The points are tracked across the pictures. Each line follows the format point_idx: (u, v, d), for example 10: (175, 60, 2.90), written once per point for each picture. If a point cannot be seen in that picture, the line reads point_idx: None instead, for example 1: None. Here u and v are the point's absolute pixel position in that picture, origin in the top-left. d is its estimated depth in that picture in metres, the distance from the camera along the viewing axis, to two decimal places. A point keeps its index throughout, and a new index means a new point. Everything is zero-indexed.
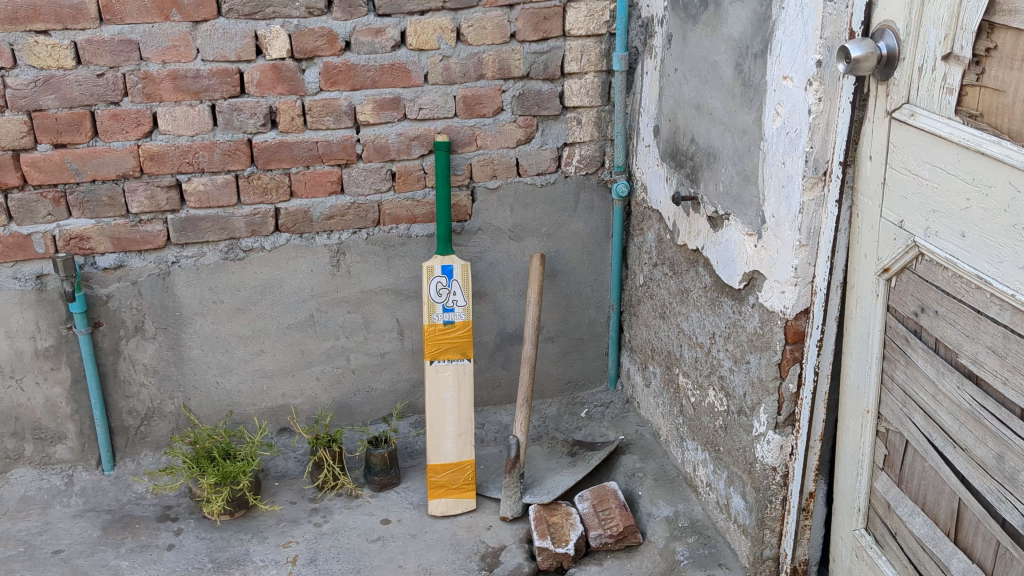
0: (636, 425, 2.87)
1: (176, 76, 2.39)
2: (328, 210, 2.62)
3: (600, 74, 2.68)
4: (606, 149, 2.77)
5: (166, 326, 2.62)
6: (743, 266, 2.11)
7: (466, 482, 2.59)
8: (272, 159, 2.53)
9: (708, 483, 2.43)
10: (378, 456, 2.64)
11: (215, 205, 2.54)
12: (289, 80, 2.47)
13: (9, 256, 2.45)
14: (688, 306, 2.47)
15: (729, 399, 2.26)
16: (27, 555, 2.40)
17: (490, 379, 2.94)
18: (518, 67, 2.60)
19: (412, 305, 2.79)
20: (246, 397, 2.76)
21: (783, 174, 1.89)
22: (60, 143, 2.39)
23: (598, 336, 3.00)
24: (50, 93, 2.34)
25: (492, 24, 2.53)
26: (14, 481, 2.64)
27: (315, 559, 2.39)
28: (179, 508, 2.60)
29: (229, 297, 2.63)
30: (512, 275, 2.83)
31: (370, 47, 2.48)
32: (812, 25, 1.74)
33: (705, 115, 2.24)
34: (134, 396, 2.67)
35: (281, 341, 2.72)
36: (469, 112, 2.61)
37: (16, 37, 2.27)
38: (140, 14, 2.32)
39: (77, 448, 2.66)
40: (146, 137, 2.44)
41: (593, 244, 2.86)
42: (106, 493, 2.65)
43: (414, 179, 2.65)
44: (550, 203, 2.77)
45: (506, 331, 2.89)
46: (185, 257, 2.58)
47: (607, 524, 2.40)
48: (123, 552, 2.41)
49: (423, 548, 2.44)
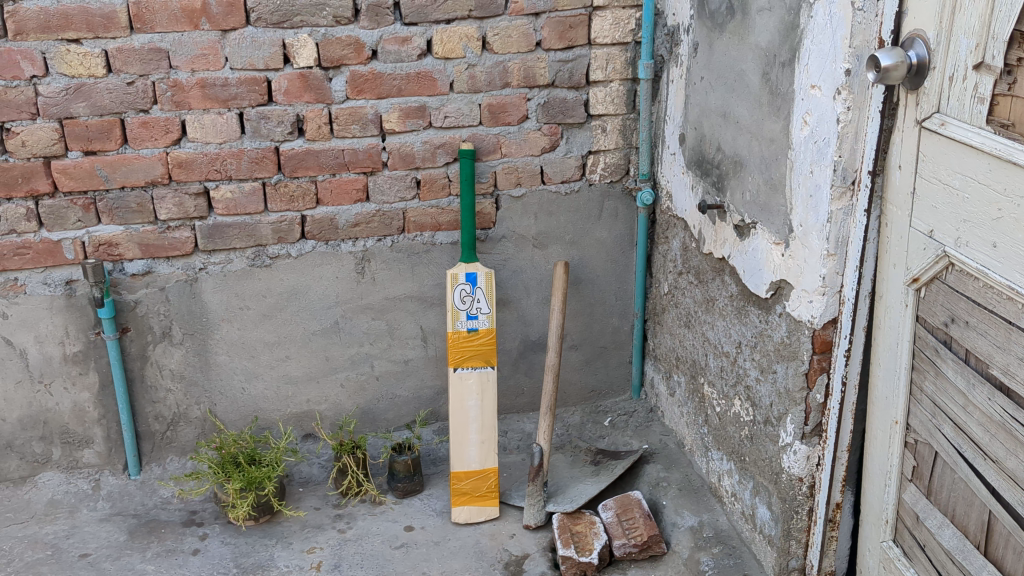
0: (660, 434, 2.86)
1: (205, 85, 2.41)
2: (353, 217, 2.63)
3: (626, 83, 2.68)
4: (631, 157, 2.77)
5: (193, 332, 2.64)
6: (770, 275, 2.10)
7: (490, 490, 2.60)
8: (298, 167, 2.54)
9: (733, 493, 2.42)
10: (401, 463, 2.65)
11: (242, 212, 2.56)
12: (316, 88, 2.48)
13: (39, 262, 2.48)
14: (713, 316, 2.46)
15: (755, 409, 2.25)
16: (54, 558, 2.42)
17: (513, 387, 2.95)
18: (544, 75, 2.60)
19: (436, 313, 2.80)
20: (270, 403, 2.77)
21: (811, 183, 1.89)
22: (90, 151, 2.42)
23: (622, 344, 2.99)
24: (81, 101, 2.36)
25: (518, 33, 2.54)
26: (43, 485, 2.67)
27: (339, 565, 2.40)
28: (204, 513, 2.62)
29: (256, 303, 2.65)
30: (536, 283, 2.83)
31: (397, 56, 2.50)
32: (841, 33, 1.73)
33: (732, 123, 2.23)
34: (160, 401, 2.69)
35: (305, 347, 2.73)
36: (494, 121, 2.62)
37: (48, 45, 2.30)
38: (169, 23, 2.34)
39: (104, 452, 2.70)
40: (175, 144, 2.46)
41: (617, 253, 2.86)
42: (132, 497, 2.67)
43: (439, 187, 2.66)
44: (574, 211, 2.77)
45: (531, 339, 2.89)
46: (212, 264, 2.59)
47: (631, 534, 2.38)
48: (149, 556, 2.43)
49: (446, 555, 2.44)
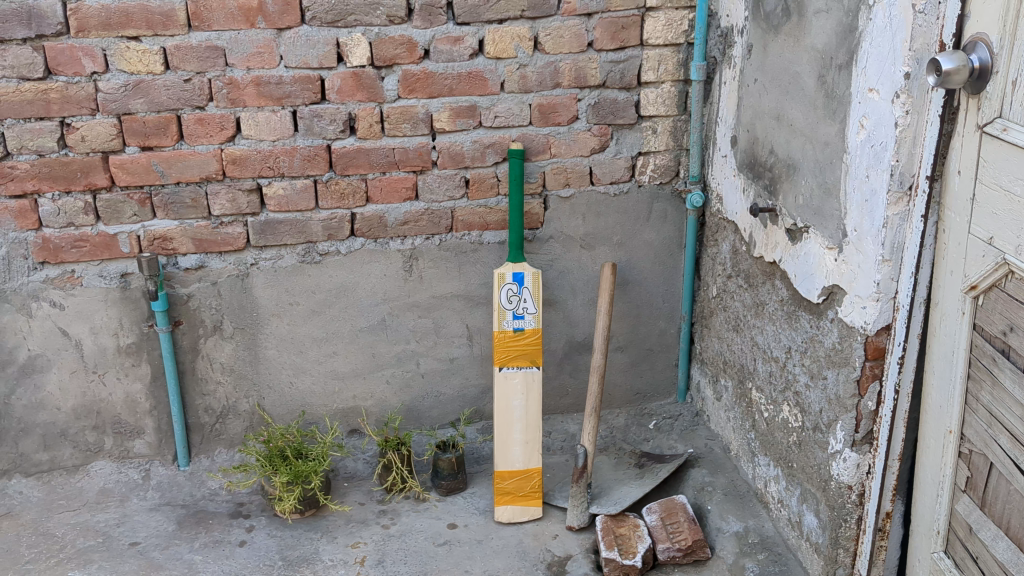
0: (705, 439, 2.83)
1: (259, 82, 2.45)
2: (402, 215, 2.65)
3: (677, 84, 2.67)
4: (681, 159, 2.75)
5: (244, 326, 2.67)
6: (822, 280, 2.07)
7: (533, 490, 2.60)
8: (349, 165, 2.57)
9: (779, 500, 2.39)
10: (445, 461, 2.66)
11: (294, 209, 2.58)
12: (368, 87, 2.50)
13: (95, 255, 2.53)
14: (763, 320, 2.43)
15: (805, 415, 2.22)
16: (105, 546, 2.47)
17: (558, 388, 2.94)
18: (595, 76, 2.59)
19: (482, 312, 2.80)
20: (318, 398, 2.80)
21: (867, 188, 1.86)
22: (147, 146, 2.46)
23: (668, 347, 2.97)
24: (139, 97, 2.41)
25: (570, 33, 2.54)
26: (95, 473, 2.72)
27: (382, 560, 2.42)
28: (251, 505, 2.65)
29: (305, 299, 2.68)
30: (583, 284, 2.82)
31: (449, 55, 2.51)
32: (901, 36, 1.71)
33: (786, 126, 2.21)
34: (210, 394, 2.73)
35: (353, 344, 2.76)
36: (545, 121, 2.62)
37: (109, 42, 2.34)
38: (227, 21, 2.37)
39: (155, 443, 2.74)
40: (229, 141, 2.50)
41: (665, 255, 2.84)
42: (181, 488, 2.72)
43: (488, 187, 2.66)
44: (623, 212, 2.76)
45: (576, 340, 2.89)
46: (264, 259, 2.63)
47: (675, 538, 2.36)
48: (197, 546, 2.47)
49: (489, 554, 2.45)
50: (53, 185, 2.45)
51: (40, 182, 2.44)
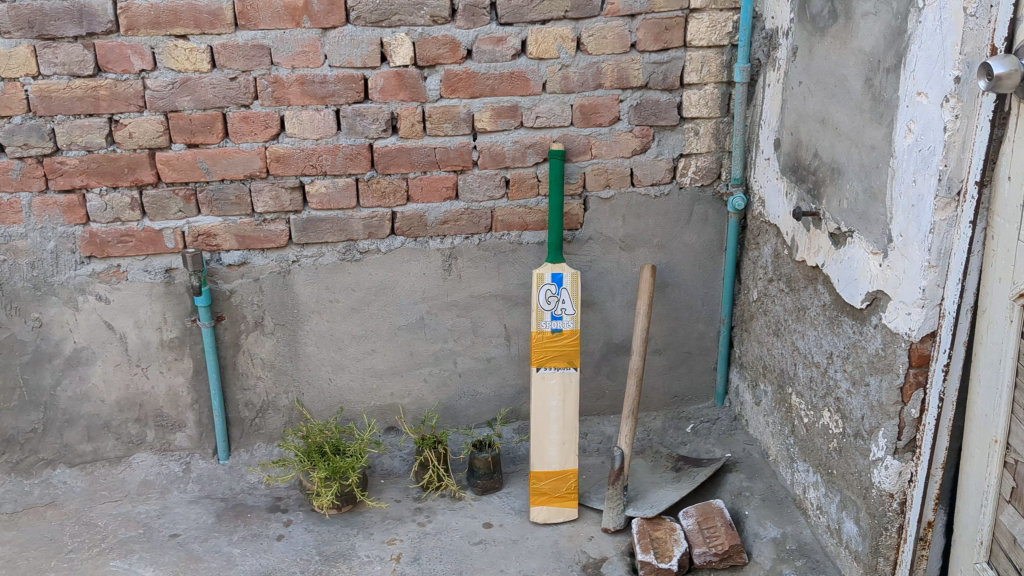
0: (743, 443, 2.81)
1: (304, 81, 2.47)
2: (442, 215, 2.66)
3: (721, 85, 2.65)
4: (723, 161, 2.74)
5: (284, 322, 2.70)
6: (866, 285, 2.05)
7: (569, 491, 2.60)
8: (390, 164, 2.58)
9: (819, 506, 2.37)
10: (481, 460, 2.67)
11: (336, 207, 2.61)
12: (411, 87, 2.52)
13: (141, 250, 2.57)
14: (804, 325, 2.41)
15: (846, 421, 2.20)
16: (146, 537, 2.51)
17: (595, 389, 2.94)
18: (637, 77, 2.59)
19: (521, 312, 2.81)
20: (356, 394, 2.82)
21: (913, 193, 1.84)
22: (193, 143, 2.49)
23: (707, 351, 2.96)
24: (186, 95, 2.44)
25: (613, 34, 2.53)
26: (136, 465, 2.76)
27: (418, 558, 2.43)
28: (289, 499, 2.68)
29: (345, 297, 2.70)
30: (622, 286, 2.82)
31: (491, 56, 2.51)
32: (951, 40, 1.69)
33: (830, 129, 2.19)
34: (250, 388, 2.76)
35: (391, 342, 2.77)
36: (586, 121, 2.62)
37: (157, 40, 2.38)
38: (273, 21, 2.40)
39: (195, 436, 2.78)
40: (273, 139, 2.52)
41: (705, 258, 2.83)
42: (221, 481, 2.75)
43: (528, 187, 2.67)
44: (663, 214, 2.75)
45: (614, 342, 2.88)
46: (305, 257, 2.65)
47: (712, 543, 2.35)
48: (235, 539, 2.50)
49: (524, 554, 2.45)
50: (101, 181, 2.49)
51: (88, 177, 2.48)
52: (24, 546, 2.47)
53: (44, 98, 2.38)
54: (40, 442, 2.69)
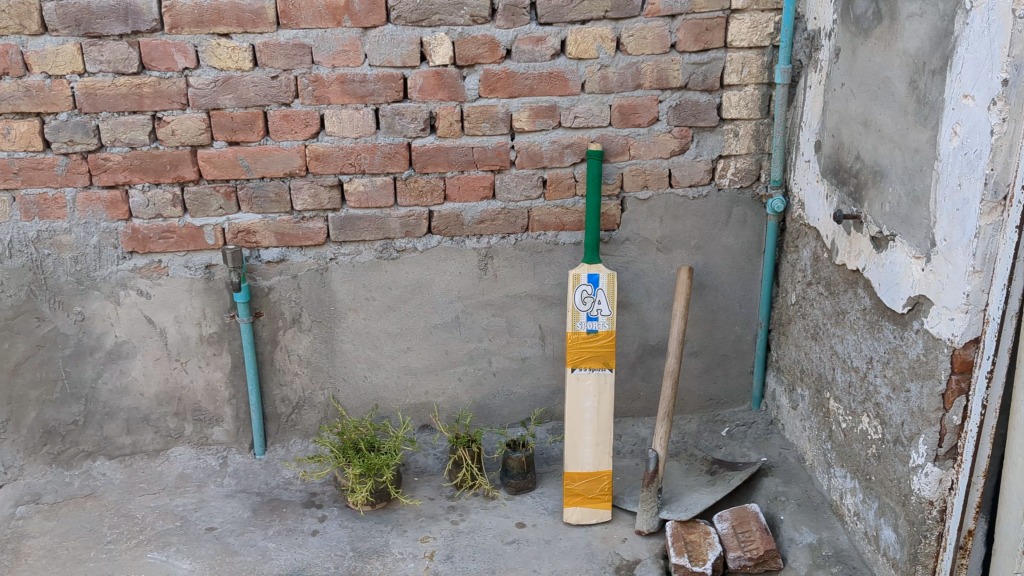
0: (779, 448, 2.79)
1: (344, 80, 2.49)
2: (479, 214, 2.66)
3: (761, 87, 2.63)
4: (763, 163, 2.71)
5: (321, 319, 2.72)
6: (908, 290, 2.02)
7: (603, 492, 2.59)
8: (428, 163, 2.59)
9: (856, 513, 2.34)
10: (515, 459, 2.68)
11: (374, 206, 2.62)
12: (449, 86, 2.52)
13: (181, 246, 2.60)
14: (843, 329, 2.39)
15: (885, 427, 2.18)
16: (183, 530, 2.54)
17: (630, 391, 2.93)
18: (677, 78, 2.58)
19: (556, 312, 2.81)
20: (391, 392, 2.83)
21: (958, 197, 1.81)
22: (234, 141, 2.51)
23: (744, 354, 2.94)
24: (228, 93, 2.46)
25: (653, 34, 2.52)
26: (174, 458, 2.80)
27: (451, 556, 2.43)
28: (324, 495, 2.70)
29: (381, 295, 2.72)
30: (658, 287, 2.80)
31: (530, 55, 2.52)
32: (999, 42, 1.66)
33: (873, 131, 2.16)
34: (287, 384, 2.78)
35: (427, 340, 2.78)
36: (625, 122, 2.61)
37: (201, 39, 2.41)
38: (315, 20, 2.42)
39: (233, 431, 2.81)
40: (313, 137, 2.54)
41: (743, 260, 2.81)
42: (257, 476, 2.78)
43: (565, 187, 2.66)
44: (701, 215, 2.74)
45: (649, 344, 2.87)
46: (343, 255, 2.67)
47: (747, 547, 2.34)
48: (271, 534, 2.52)
49: (557, 554, 2.45)
50: (143, 177, 2.52)
51: (131, 173, 2.51)
52: (64, 536, 2.52)
53: (90, 95, 2.42)
54: (80, 434, 2.73)
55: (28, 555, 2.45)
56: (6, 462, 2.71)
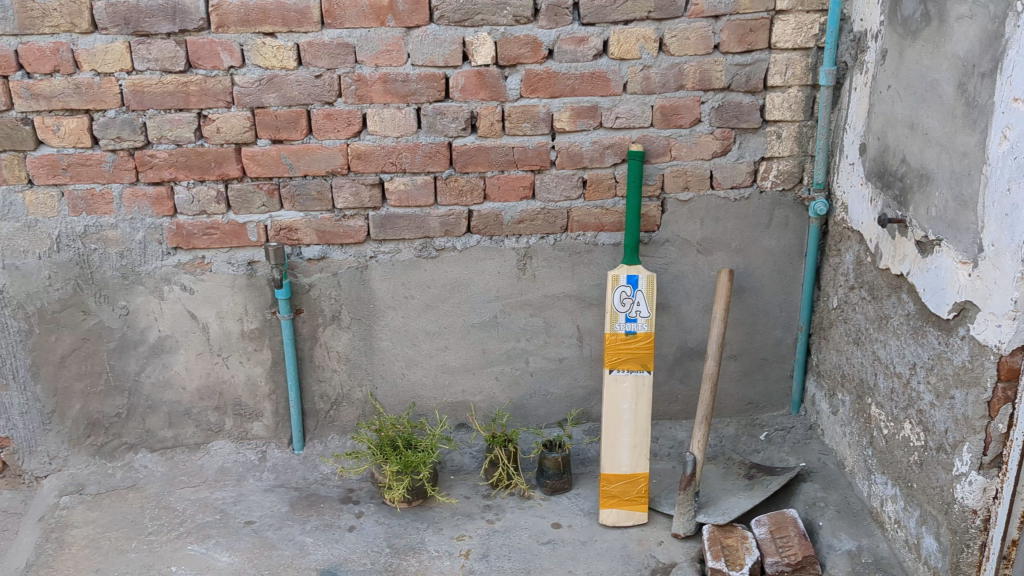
0: (819, 453, 2.76)
1: (386, 80, 2.50)
2: (518, 214, 2.66)
3: (805, 88, 2.61)
4: (806, 166, 2.69)
5: (361, 317, 2.74)
6: (954, 295, 1.99)
7: (639, 495, 2.58)
8: (469, 163, 2.60)
9: (897, 520, 2.32)
10: (551, 460, 2.68)
11: (413, 204, 2.63)
12: (491, 86, 2.53)
13: (225, 242, 2.63)
14: (886, 334, 2.36)
15: (928, 434, 2.15)
16: (222, 523, 2.58)
17: (667, 394, 2.91)
18: (720, 79, 2.56)
19: (594, 313, 2.80)
20: (428, 390, 2.85)
21: (1008, 202, 1.79)
22: (278, 139, 2.54)
23: (783, 358, 2.91)
24: (272, 91, 2.49)
25: (696, 35, 2.51)
26: (214, 452, 2.83)
27: (487, 555, 2.44)
28: (361, 491, 2.73)
29: (420, 293, 2.73)
30: (698, 289, 2.79)
31: (573, 56, 2.51)
32: None
33: (920, 135, 2.14)
34: (326, 380, 2.81)
35: (465, 339, 2.79)
36: (666, 123, 2.60)
37: (246, 38, 2.43)
38: (359, 20, 2.44)
39: (272, 426, 2.83)
40: (355, 136, 2.55)
41: (784, 263, 2.78)
42: (294, 471, 2.82)
43: (605, 188, 2.66)
44: (742, 218, 2.72)
45: (688, 346, 2.85)
46: (382, 253, 2.68)
47: (785, 552, 2.32)
48: (308, 529, 2.55)
49: (593, 556, 2.44)
50: (188, 174, 2.55)
51: (177, 170, 2.55)
52: (107, 527, 2.56)
53: (137, 93, 2.46)
54: (123, 427, 2.77)
55: (72, 544, 2.49)
56: (51, 453, 2.76)
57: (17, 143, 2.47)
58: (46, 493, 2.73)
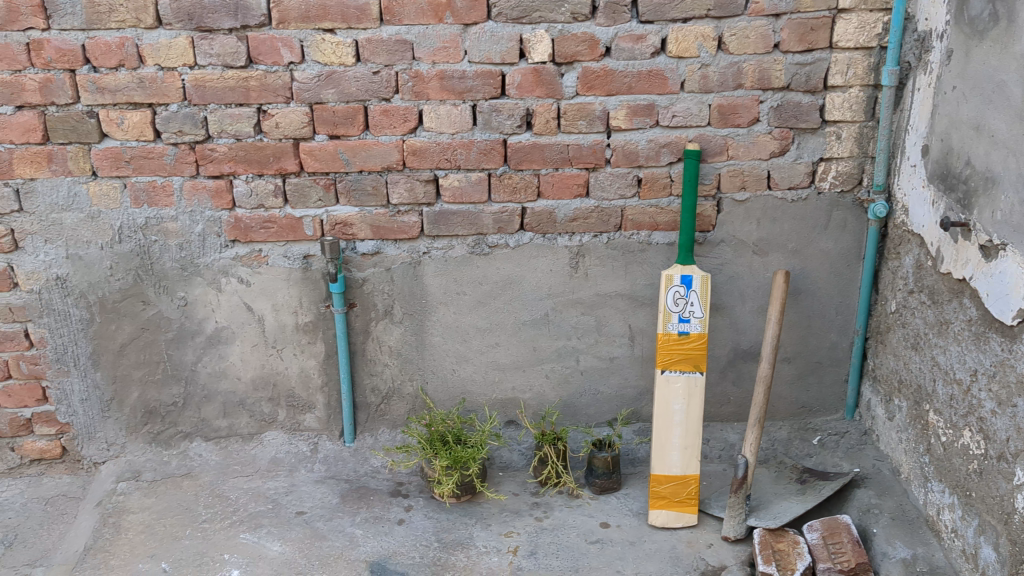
0: (873, 459, 2.72)
1: (443, 76, 2.51)
2: (572, 212, 2.66)
3: (867, 88, 2.56)
4: (866, 167, 2.65)
5: (413, 312, 2.76)
6: (1019, 301, 1.95)
7: (690, 496, 2.57)
8: (523, 160, 2.60)
9: (953, 529, 2.27)
10: (601, 459, 2.67)
11: (467, 201, 2.64)
12: (548, 83, 2.53)
13: (281, 236, 2.66)
14: (946, 339, 2.31)
15: (988, 443, 2.10)
16: (274, 512, 2.61)
17: (719, 396, 2.89)
18: (779, 78, 2.53)
19: (647, 313, 2.79)
20: (478, 386, 2.85)
21: None
22: (335, 135, 2.56)
23: (838, 362, 2.87)
24: (330, 87, 2.51)
25: (756, 34, 2.48)
26: (268, 442, 2.87)
27: (535, 552, 2.44)
28: (410, 485, 2.75)
29: (472, 290, 2.74)
30: (753, 291, 2.76)
31: (630, 53, 2.50)
32: None
33: (986, 137, 2.09)
34: (377, 374, 2.83)
35: (515, 336, 2.80)
36: (724, 122, 2.57)
37: (306, 34, 2.46)
38: (417, 16, 2.45)
39: (324, 418, 2.87)
40: (411, 132, 2.57)
41: (841, 266, 2.74)
42: (345, 463, 2.85)
43: (660, 187, 2.64)
44: (799, 219, 2.69)
45: (741, 348, 2.83)
46: (436, 249, 2.70)
47: (838, 559, 2.29)
48: (358, 521, 2.57)
49: (641, 556, 2.43)
50: (247, 168, 2.59)
51: (236, 164, 2.58)
52: (162, 513, 2.61)
53: (199, 87, 2.50)
54: (179, 415, 2.82)
55: (128, 529, 2.55)
56: (109, 440, 2.82)
57: (82, 136, 2.52)
58: (103, 478, 2.80)
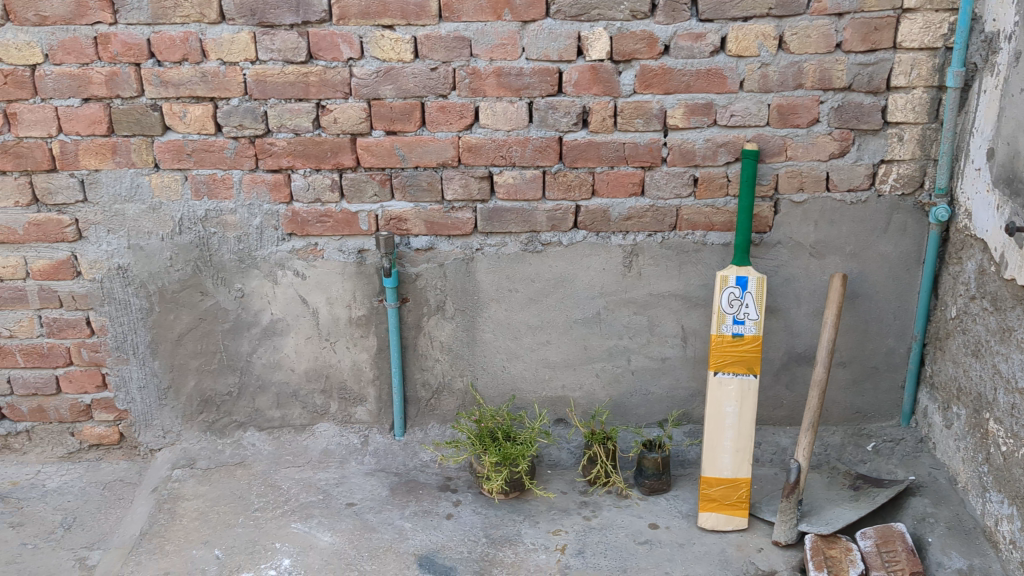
0: (929, 467, 2.67)
1: (500, 73, 2.52)
2: (627, 211, 2.65)
3: (931, 89, 2.51)
4: (928, 169, 2.60)
5: (465, 308, 2.77)
6: None
7: (740, 500, 2.55)
8: (579, 157, 2.60)
9: (1012, 541, 2.23)
10: (651, 460, 2.66)
11: (521, 198, 2.64)
12: (605, 81, 2.52)
13: (337, 230, 2.69)
14: (1009, 347, 2.26)
15: None
16: (324, 503, 2.64)
17: (772, 399, 2.85)
18: (841, 78, 2.50)
19: (700, 314, 2.76)
20: (528, 384, 2.86)
21: None
22: (391, 130, 2.58)
23: (895, 368, 2.82)
24: (388, 83, 2.53)
25: (818, 33, 2.45)
26: (319, 434, 2.91)
27: (583, 551, 2.44)
28: (459, 480, 2.76)
29: (524, 287, 2.74)
30: (809, 294, 2.73)
31: (689, 52, 2.49)
32: None
33: None
34: (428, 369, 2.85)
35: (567, 335, 2.80)
36: (783, 122, 2.54)
37: (366, 30, 2.48)
38: (475, 13, 2.46)
39: (374, 411, 2.89)
40: (467, 129, 2.58)
41: (900, 270, 2.70)
42: (395, 457, 2.87)
43: (717, 187, 2.62)
44: (858, 221, 2.65)
45: (795, 351, 2.79)
46: (489, 245, 2.71)
47: (892, 568, 2.26)
48: (407, 514, 2.59)
49: (690, 559, 2.42)
50: (305, 162, 2.62)
51: (294, 158, 2.61)
52: (216, 501, 2.66)
53: (260, 82, 2.53)
54: (234, 405, 2.87)
55: (183, 516, 2.60)
56: (166, 427, 2.88)
57: (145, 129, 2.57)
58: (159, 465, 2.85)
